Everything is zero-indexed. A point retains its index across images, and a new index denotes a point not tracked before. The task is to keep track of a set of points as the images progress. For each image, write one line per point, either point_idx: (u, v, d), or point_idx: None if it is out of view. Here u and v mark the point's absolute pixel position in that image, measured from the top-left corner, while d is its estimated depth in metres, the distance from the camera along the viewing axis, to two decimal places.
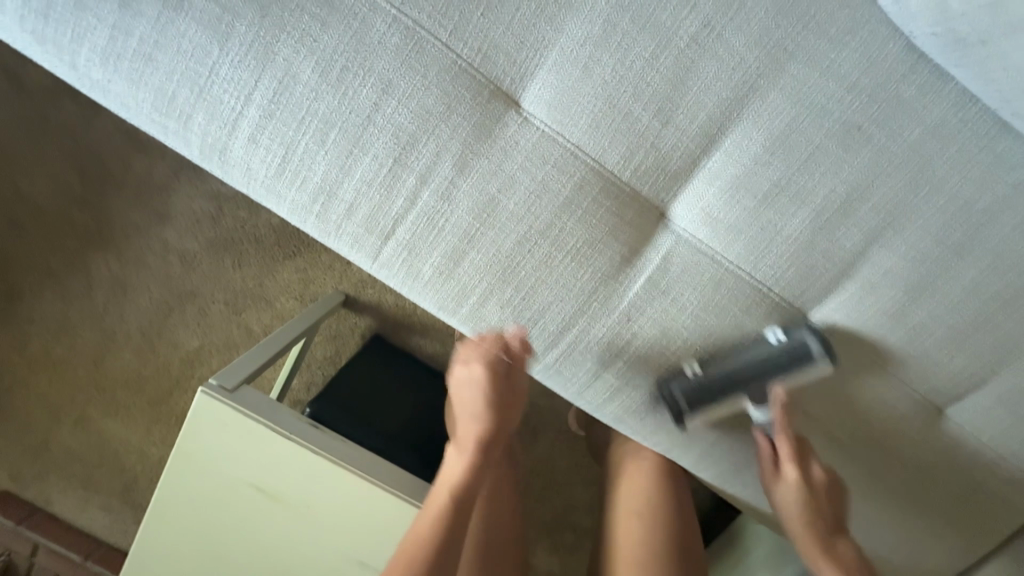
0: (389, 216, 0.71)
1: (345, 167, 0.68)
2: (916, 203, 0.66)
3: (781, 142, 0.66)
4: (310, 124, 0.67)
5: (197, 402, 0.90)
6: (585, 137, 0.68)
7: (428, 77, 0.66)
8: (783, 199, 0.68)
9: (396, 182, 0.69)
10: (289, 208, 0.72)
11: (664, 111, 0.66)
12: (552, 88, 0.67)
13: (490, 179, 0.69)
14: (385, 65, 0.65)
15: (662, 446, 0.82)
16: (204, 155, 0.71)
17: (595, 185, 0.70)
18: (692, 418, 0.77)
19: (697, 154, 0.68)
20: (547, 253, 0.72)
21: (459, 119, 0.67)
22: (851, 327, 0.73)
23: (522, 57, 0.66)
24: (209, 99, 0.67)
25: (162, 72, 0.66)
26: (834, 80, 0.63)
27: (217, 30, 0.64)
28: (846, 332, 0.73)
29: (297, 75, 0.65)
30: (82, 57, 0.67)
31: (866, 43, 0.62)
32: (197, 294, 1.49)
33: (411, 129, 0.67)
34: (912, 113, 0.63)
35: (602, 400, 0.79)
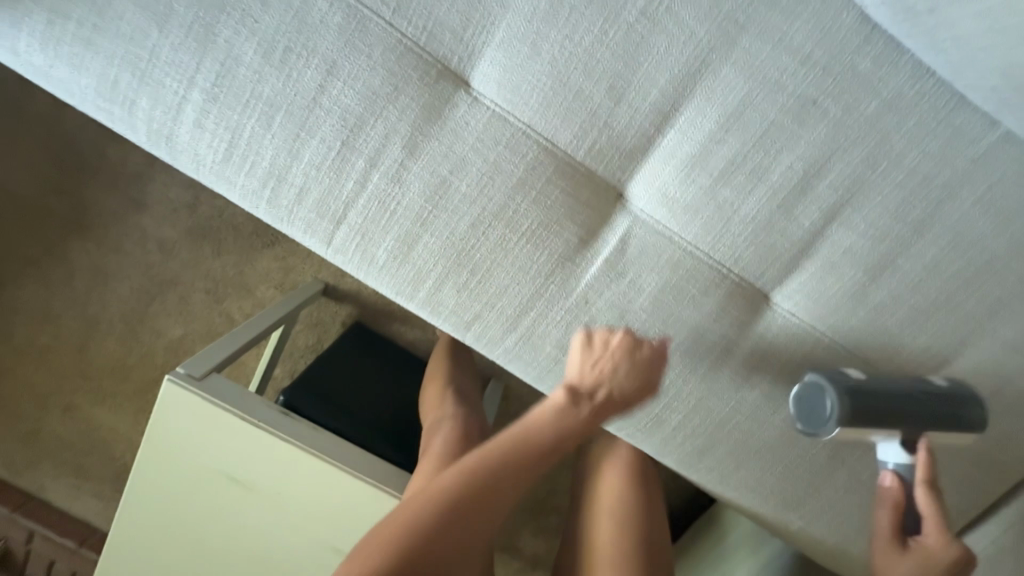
0: (340, 200, 0.70)
1: (293, 150, 0.67)
2: (874, 178, 0.65)
3: (736, 118, 0.64)
4: (255, 107, 0.66)
5: (164, 391, 0.90)
6: (537, 116, 0.67)
7: (374, 57, 0.64)
8: (739, 177, 0.67)
9: (346, 165, 0.68)
10: (240, 193, 0.71)
11: (615, 88, 0.65)
12: (501, 66, 0.65)
13: (442, 161, 0.68)
14: (328, 46, 0.64)
15: (626, 430, 0.81)
16: (151, 141, 0.69)
17: (548, 165, 0.69)
18: (653, 400, 0.77)
19: (651, 132, 0.67)
20: (502, 235, 0.71)
21: (407, 100, 0.66)
22: (812, 307, 0.72)
23: (468, 35, 0.64)
24: (151, 83, 0.65)
25: (102, 56, 0.65)
26: (787, 52, 0.61)
27: (157, 13, 0.63)
28: (806, 312, 0.73)
29: (239, 57, 0.64)
30: (22, 43, 0.65)
31: (819, 14, 0.60)
32: (178, 283, 1.49)
33: (358, 111, 0.66)
34: (869, 86, 0.61)
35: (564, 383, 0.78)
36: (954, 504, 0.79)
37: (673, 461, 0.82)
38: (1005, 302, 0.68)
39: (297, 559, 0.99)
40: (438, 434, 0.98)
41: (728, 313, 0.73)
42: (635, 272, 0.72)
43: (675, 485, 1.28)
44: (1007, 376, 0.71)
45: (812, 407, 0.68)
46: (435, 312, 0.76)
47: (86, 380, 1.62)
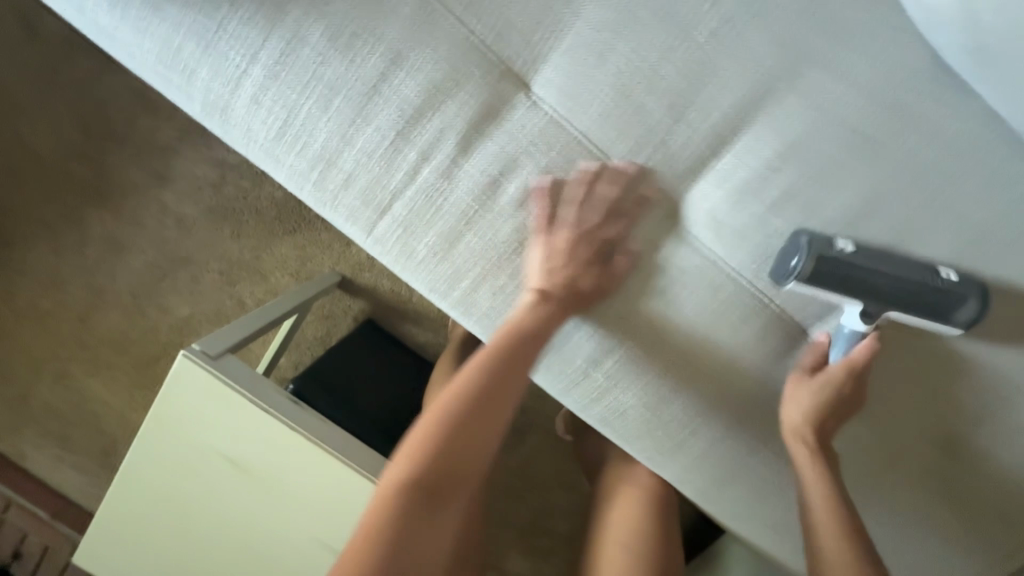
0: (387, 190, 0.69)
1: (347, 135, 0.67)
2: (929, 222, 0.64)
3: (793, 149, 0.64)
4: (314, 89, 0.65)
5: (177, 365, 0.88)
6: (593, 127, 0.66)
7: (439, 51, 0.64)
8: (791, 207, 0.66)
9: (397, 157, 0.68)
10: (286, 173, 0.70)
11: (677, 105, 0.64)
12: (565, 72, 0.65)
13: (495, 163, 0.68)
14: (396, 35, 0.64)
15: (647, 454, 0.79)
16: (203, 112, 0.69)
17: (597, 176, 0.68)
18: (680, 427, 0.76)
19: (705, 154, 0.67)
20: (545, 242, 0.70)
21: (467, 98, 0.66)
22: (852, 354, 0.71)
23: (537, 40, 0.64)
24: (214, 55, 0.65)
25: (169, 23, 0.65)
26: (856, 88, 0.61)
27: None
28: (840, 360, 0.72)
29: (306, 37, 0.64)
30: (91, 2, 0.65)
31: (891, 53, 0.60)
32: (192, 261, 1.47)
33: (417, 103, 0.66)
34: (931, 129, 0.62)
35: (590, 400, 0.77)
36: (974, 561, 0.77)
37: (692, 490, 0.81)
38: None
39: (289, 557, 0.95)
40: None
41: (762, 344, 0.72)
42: (676, 293, 0.71)
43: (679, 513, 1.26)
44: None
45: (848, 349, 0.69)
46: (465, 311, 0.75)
47: (83, 350, 1.59)
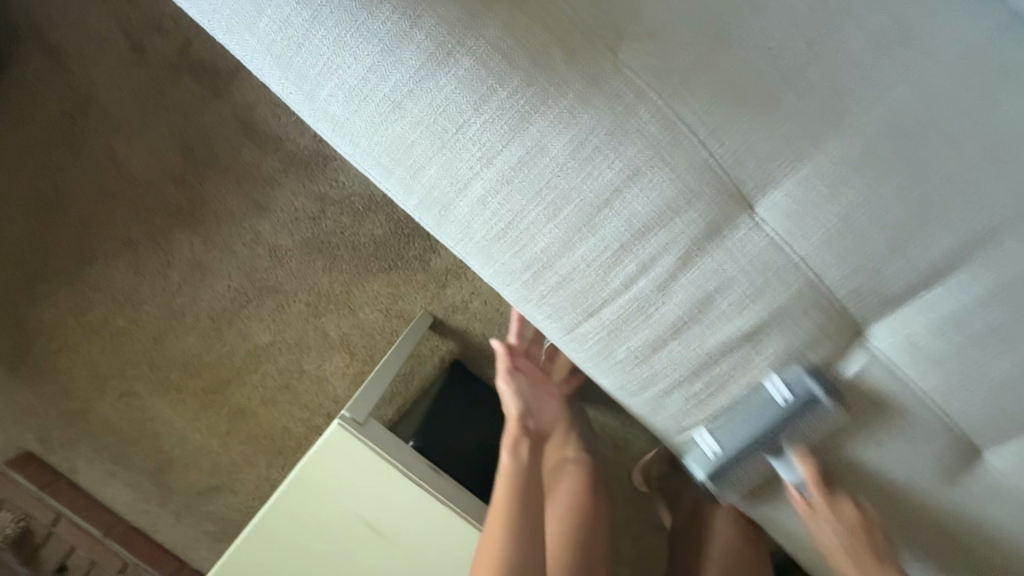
0: (599, 297, 0.69)
1: (570, 243, 0.67)
2: None
3: (1010, 292, 0.65)
4: (546, 196, 0.65)
5: (331, 432, 0.89)
6: (814, 253, 0.67)
7: (676, 170, 0.65)
8: (996, 345, 0.67)
9: (616, 266, 0.68)
10: (496, 270, 0.71)
11: (902, 238, 0.65)
12: (795, 197, 0.65)
13: (711, 279, 0.68)
14: (636, 152, 0.64)
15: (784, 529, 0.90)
16: (420, 207, 0.69)
17: (808, 298, 0.69)
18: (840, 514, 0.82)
19: (917, 282, 0.68)
20: (747, 355, 0.72)
21: (695, 217, 0.66)
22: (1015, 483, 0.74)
23: (772, 166, 0.65)
24: (448, 154, 0.65)
25: (407, 120, 0.64)
26: None
27: (477, 92, 0.62)
28: (1006, 486, 0.75)
29: (547, 147, 0.63)
30: (325, 91, 0.64)
31: None
32: (280, 291, 1.45)
33: (647, 218, 0.66)
34: None
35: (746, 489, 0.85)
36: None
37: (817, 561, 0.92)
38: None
39: None
40: (562, 480, 1.09)
41: (928, 464, 0.76)
42: (858, 405, 0.74)
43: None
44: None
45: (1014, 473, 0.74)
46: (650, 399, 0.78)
47: (154, 369, 1.54)
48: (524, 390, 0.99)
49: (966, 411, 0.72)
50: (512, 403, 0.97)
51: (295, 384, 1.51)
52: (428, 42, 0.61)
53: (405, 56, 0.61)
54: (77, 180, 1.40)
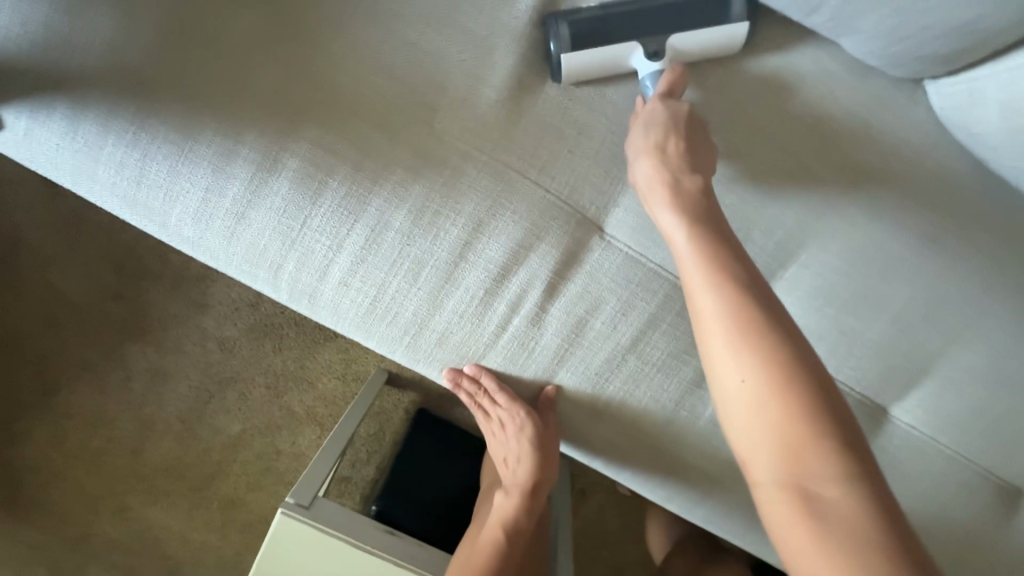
0: (480, 343, 0.72)
1: (436, 302, 0.69)
2: (992, 304, 0.70)
3: (861, 255, 0.68)
4: (402, 265, 0.68)
5: (277, 524, 0.90)
6: (667, 259, 0.70)
7: (520, 213, 0.67)
8: (864, 305, 0.70)
9: (488, 312, 0.70)
10: (378, 340, 0.73)
11: (749, 229, 0.67)
12: (635, 212, 0.69)
13: (581, 303, 0.70)
14: (475, 205, 0.66)
15: (753, 543, 0.84)
16: (294, 300, 0.72)
17: (678, 302, 0.71)
18: None
19: (775, 267, 0.70)
20: (637, 366, 0.73)
21: (549, 248, 0.68)
22: (930, 430, 0.76)
23: (607, 188, 0.68)
24: (300, 249, 0.68)
25: (255, 227, 0.67)
26: (910, 196, 0.67)
27: (310, 187, 0.65)
28: (923, 435, 0.76)
29: (389, 222, 0.66)
30: (173, 218, 0.68)
31: (937, 163, 0.67)
32: (240, 380, 1.48)
33: (503, 264, 0.68)
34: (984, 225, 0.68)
35: (693, 504, 0.81)
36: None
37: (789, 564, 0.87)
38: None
39: None
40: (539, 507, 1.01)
41: None
42: None
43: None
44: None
45: (923, 420, 0.75)
46: (565, 425, 0.79)
47: (138, 479, 1.53)
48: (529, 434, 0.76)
49: (867, 372, 0.73)
50: (523, 470, 0.83)
51: (275, 465, 1.52)
52: (252, 154, 0.65)
53: (236, 171, 0.65)
54: (25, 319, 1.45)
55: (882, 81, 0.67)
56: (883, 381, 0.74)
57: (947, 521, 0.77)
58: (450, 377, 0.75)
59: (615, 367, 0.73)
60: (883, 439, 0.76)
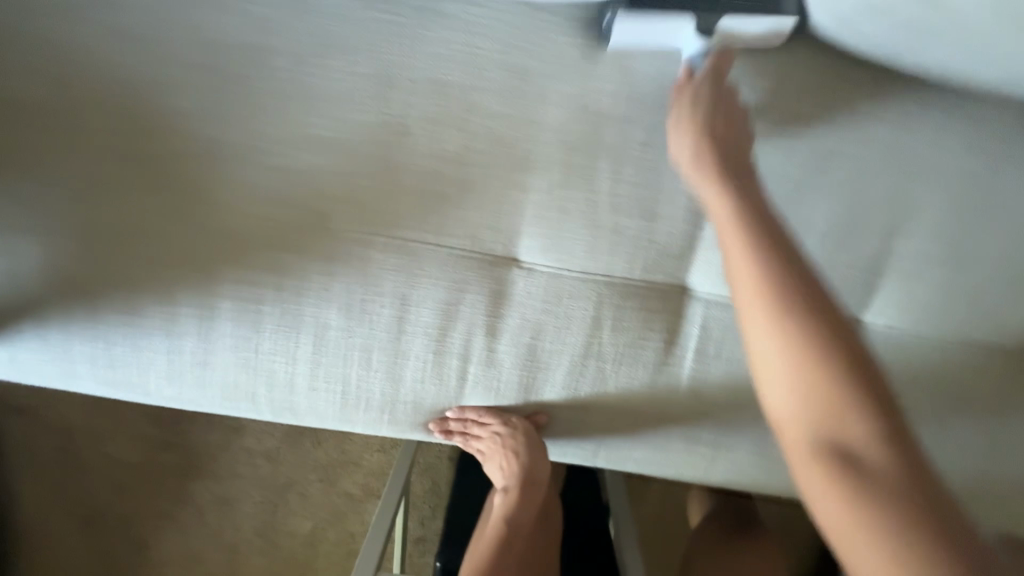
0: (451, 397, 0.76)
1: (397, 376, 0.75)
2: (917, 190, 0.67)
3: (765, 189, 0.69)
4: (354, 356, 0.74)
5: None
6: (587, 262, 0.73)
7: (435, 276, 0.72)
8: (790, 234, 0.70)
9: (444, 369, 0.75)
10: (363, 425, 0.78)
11: (646, 207, 0.70)
12: (540, 233, 0.71)
13: (524, 332, 0.74)
14: (395, 283, 0.72)
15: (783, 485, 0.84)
16: (276, 416, 0.77)
17: (612, 296, 0.74)
18: None
19: (691, 231, 0.72)
20: (598, 368, 0.76)
21: (475, 295, 0.73)
22: (909, 327, 0.74)
23: (504, 222, 0.71)
24: (263, 372, 0.74)
25: (219, 368, 0.74)
26: (791, 121, 0.66)
27: (251, 318, 0.72)
28: (905, 334, 0.74)
29: (328, 322, 0.72)
30: (152, 383, 0.75)
31: (802, 81, 0.65)
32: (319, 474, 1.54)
33: (438, 323, 0.73)
34: (875, 119, 0.66)
35: (707, 469, 0.83)
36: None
37: None
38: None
39: None
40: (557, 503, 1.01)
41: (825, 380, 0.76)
42: (729, 349, 0.76)
43: (816, 530, 1.22)
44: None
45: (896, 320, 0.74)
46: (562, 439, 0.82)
47: None
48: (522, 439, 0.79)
49: (823, 294, 0.73)
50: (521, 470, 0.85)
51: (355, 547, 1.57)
52: (191, 311, 0.72)
53: (184, 330, 0.72)
54: (89, 495, 1.54)
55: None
56: (844, 296, 0.73)
57: (962, 402, 0.75)
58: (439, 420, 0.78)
59: (580, 375, 0.76)
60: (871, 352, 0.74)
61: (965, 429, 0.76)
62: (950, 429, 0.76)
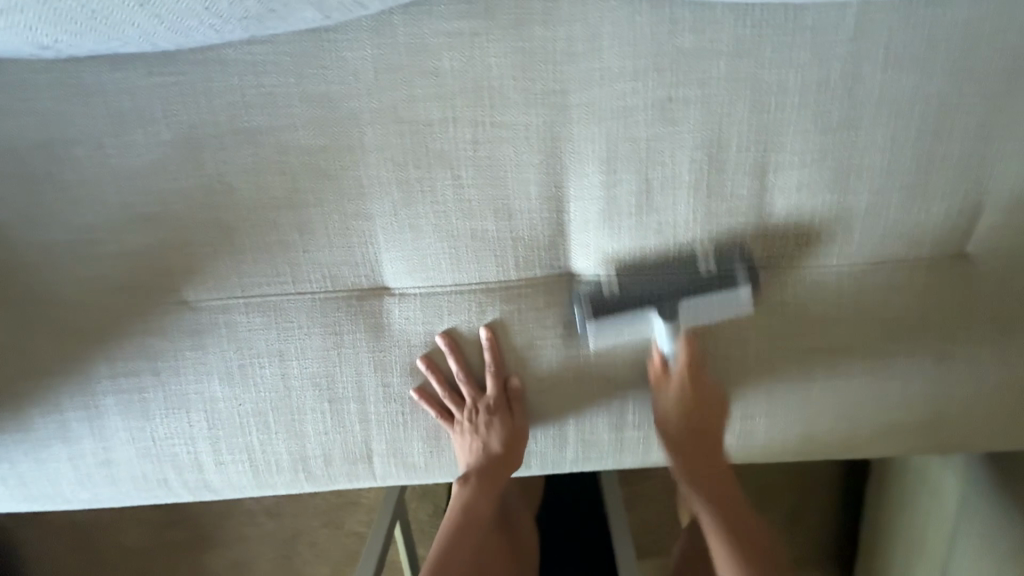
0: (359, 443, 0.73)
1: (299, 432, 0.72)
2: (775, 115, 0.62)
3: (616, 157, 0.64)
4: (250, 422, 0.72)
5: None
6: (457, 274, 0.69)
7: (306, 324, 0.69)
8: (656, 197, 0.65)
9: (343, 415, 0.72)
10: (282, 488, 0.75)
11: (499, 204, 0.66)
12: (400, 257, 0.68)
13: (413, 358, 0.71)
14: (268, 342, 0.69)
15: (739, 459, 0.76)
16: (195, 496, 0.76)
17: (494, 303, 0.69)
18: (752, 408, 0.72)
19: (554, 217, 0.67)
20: (502, 379, 0.71)
21: (353, 333, 0.70)
22: (816, 262, 0.67)
23: (359, 254, 0.68)
24: (167, 458, 0.73)
25: (124, 463, 0.73)
26: (617, 80, 0.61)
27: (137, 407, 0.71)
28: (813, 271, 0.68)
29: (212, 394, 0.70)
30: (67, 491, 0.75)
31: (618, 35, 0.59)
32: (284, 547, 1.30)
33: (324, 371, 0.70)
34: (707, 54, 0.60)
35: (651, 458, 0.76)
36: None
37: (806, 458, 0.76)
38: (1001, 99, 0.61)
39: None
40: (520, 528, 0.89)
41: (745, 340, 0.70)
42: (631, 330, 0.70)
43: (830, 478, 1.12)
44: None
45: (798, 258, 0.67)
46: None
47: None
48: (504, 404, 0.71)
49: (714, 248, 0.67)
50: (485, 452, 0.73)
51: None
52: (78, 413, 0.71)
53: (79, 433, 0.72)
54: None
55: None
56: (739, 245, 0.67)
57: (893, 327, 0.69)
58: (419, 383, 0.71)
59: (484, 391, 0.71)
60: (782, 296, 0.68)
61: (906, 352, 0.69)
62: (888, 359, 0.70)
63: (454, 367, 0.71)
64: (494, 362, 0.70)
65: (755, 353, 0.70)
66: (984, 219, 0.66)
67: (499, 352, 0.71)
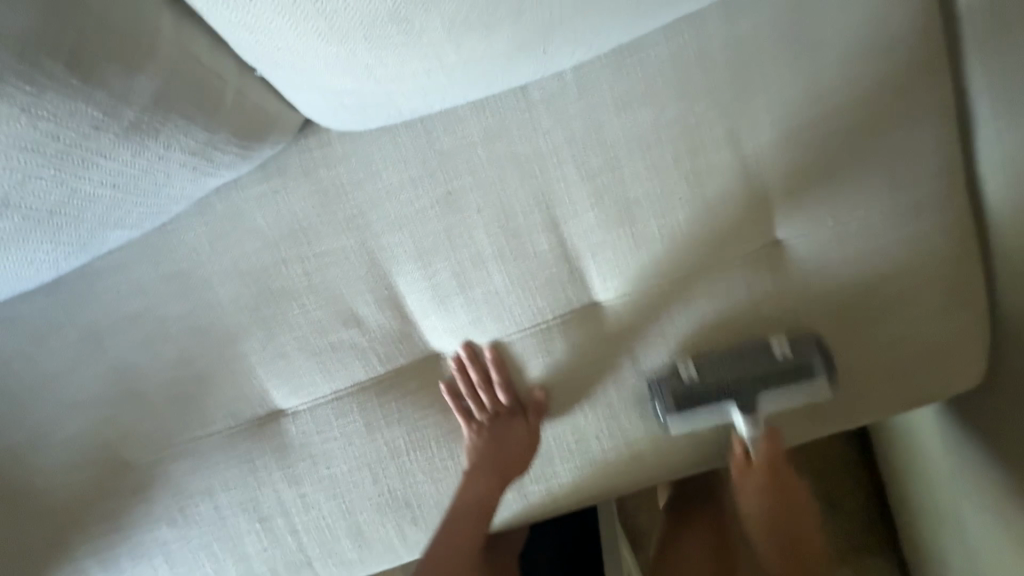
0: (295, 553, 0.80)
1: (243, 554, 0.80)
2: (541, 175, 0.69)
3: (425, 248, 0.72)
4: (201, 554, 0.81)
5: None
6: (332, 382, 0.76)
7: (222, 458, 0.79)
8: (472, 270, 0.72)
9: (275, 530, 0.80)
10: None
11: (345, 315, 0.74)
12: (280, 381, 0.77)
13: (318, 467, 0.78)
14: (196, 481, 0.80)
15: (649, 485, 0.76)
16: None
17: (369, 399, 0.76)
18: (636, 434, 0.73)
19: (396, 311, 0.74)
20: (397, 465, 0.77)
21: (262, 457, 0.78)
22: (640, 286, 0.71)
23: (248, 388, 0.77)
24: None
25: None
26: (400, 189, 0.70)
27: (109, 566, 0.81)
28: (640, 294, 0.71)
29: (164, 538, 0.81)
30: None
31: (386, 154, 0.70)
32: None
33: (247, 494, 0.79)
34: (464, 146, 0.69)
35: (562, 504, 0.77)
36: (932, 229, 0.67)
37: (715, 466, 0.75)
38: (738, 99, 0.66)
39: None
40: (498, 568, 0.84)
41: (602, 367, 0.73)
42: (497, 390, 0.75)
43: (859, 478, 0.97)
44: (812, 110, 0.66)
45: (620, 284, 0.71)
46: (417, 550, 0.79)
47: None
48: (512, 422, 0.73)
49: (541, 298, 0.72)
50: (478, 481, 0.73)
51: None
52: None
53: None
54: None
55: (303, 147, 0.70)
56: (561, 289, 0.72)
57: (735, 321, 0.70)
58: (467, 345, 0.74)
59: (386, 475, 0.77)
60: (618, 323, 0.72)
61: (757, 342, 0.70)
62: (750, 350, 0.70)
63: (472, 374, 0.74)
64: (501, 380, 0.74)
65: (616, 380, 0.73)
66: (782, 200, 0.67)
67: (502, 369, 0.74)
